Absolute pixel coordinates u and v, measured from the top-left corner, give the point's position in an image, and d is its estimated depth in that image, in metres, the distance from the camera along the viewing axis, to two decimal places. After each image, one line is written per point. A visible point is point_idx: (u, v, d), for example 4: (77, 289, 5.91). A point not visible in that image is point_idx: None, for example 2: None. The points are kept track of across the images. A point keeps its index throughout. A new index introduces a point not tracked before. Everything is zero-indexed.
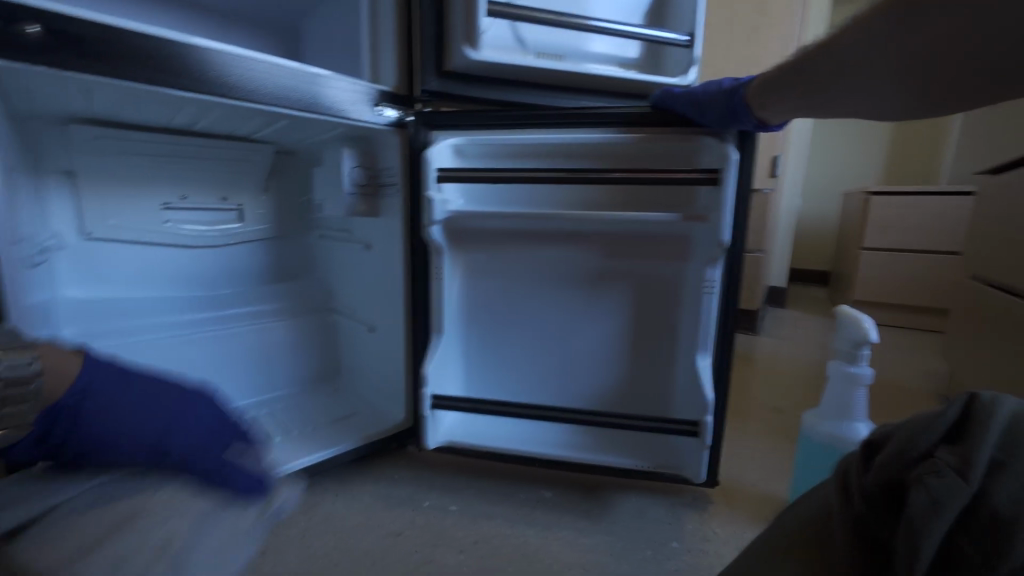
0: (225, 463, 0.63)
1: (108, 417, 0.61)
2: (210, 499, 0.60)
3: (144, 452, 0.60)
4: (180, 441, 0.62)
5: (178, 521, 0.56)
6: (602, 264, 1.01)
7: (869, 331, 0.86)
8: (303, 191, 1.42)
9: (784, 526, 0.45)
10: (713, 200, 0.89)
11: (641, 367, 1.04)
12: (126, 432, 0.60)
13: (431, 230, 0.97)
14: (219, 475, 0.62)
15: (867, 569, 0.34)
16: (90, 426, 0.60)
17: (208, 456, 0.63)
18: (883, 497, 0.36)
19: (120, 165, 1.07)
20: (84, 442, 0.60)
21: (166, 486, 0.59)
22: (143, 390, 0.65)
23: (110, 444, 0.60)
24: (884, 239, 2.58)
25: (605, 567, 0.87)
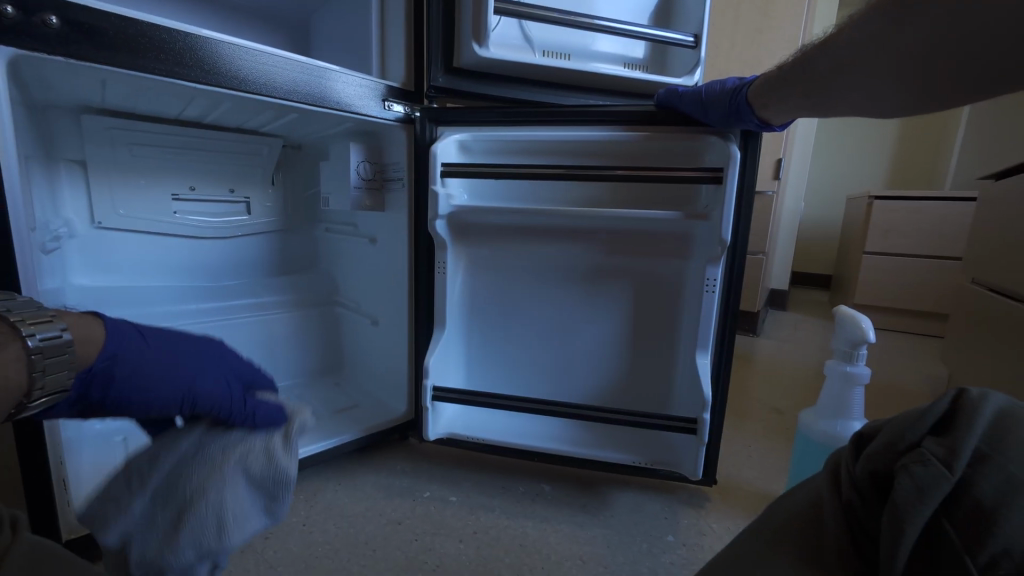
0: (254, 406, 0.63)
1: (134, 377, 0.59)
2: (244, 454, 0.60)
3: (186, 403, 0.60)
4: (216, 393, 0.61)
5: (227, 486, 0.58)
6: (604, 261, 1.02)
7: (867, 331, 0.86)
8: (310, 185, 1.44)
9: (773, 514, 0.43)
10: (715, 198, 0.90)
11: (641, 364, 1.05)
12: (158, 390, 0.59)
13: (436, 224, 0.99)
14: (249, 420, 0.62)
15: (854, 554, 0.35)
16: (122, 388, 0.58)
17: (233, 401, 0.62)
18: (871, 487, 0.38)
19: (130, 155, 1.09)
20: (120, 401, 0.58)
21: (197, 459, 0.59)
22: (168, 348, 0.63)
23: (142, 400, 0.59)
24: (888, 243, 2.58)
25: (602, 559, 0.88)
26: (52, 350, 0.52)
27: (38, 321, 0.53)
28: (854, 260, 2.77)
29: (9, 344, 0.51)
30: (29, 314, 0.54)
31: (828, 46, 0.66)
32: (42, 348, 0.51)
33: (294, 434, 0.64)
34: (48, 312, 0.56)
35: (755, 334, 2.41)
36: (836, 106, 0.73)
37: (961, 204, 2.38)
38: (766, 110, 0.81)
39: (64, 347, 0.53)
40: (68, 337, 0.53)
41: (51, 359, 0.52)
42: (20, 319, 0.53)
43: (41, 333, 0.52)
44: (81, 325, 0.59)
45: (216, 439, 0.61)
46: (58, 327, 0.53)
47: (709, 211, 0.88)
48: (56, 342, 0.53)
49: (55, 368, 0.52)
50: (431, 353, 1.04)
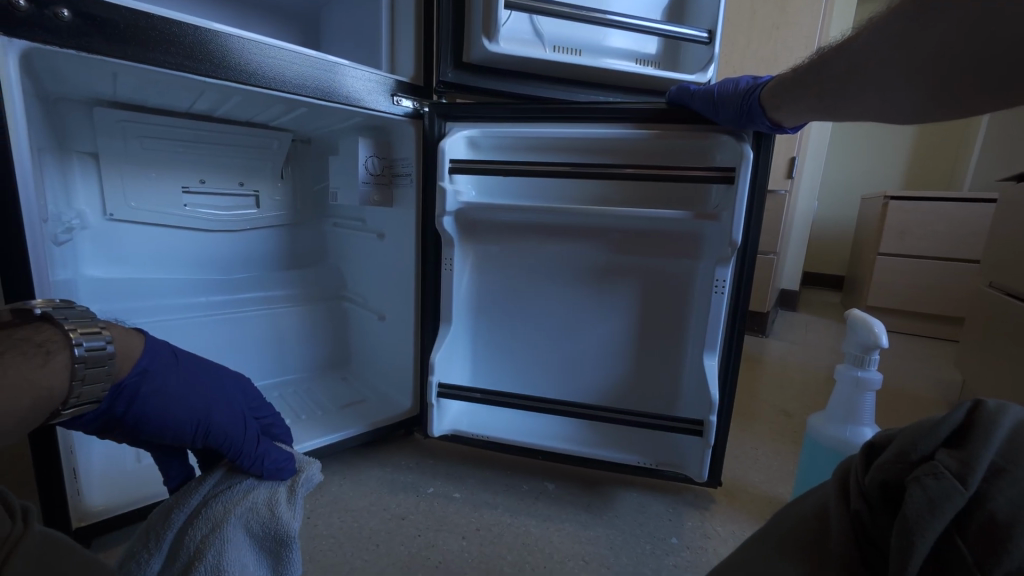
0: (264, 452, 0.65)
1: (160, 396, 0.58)
2: (254, 511, 0.61)
3: (201, 432, 0.60)
4: (233, 428, 0.62)
5: (230, 542, 0.59)
6: (612, 260, 1.01)
7: (880, 336, 0.85)
8: (319, 179, 1.44)
9: (781, 522, 0.43)
10: (726, 198, 0.88)
11: (647, 365, 1.04)
12: (180, 414, 0.59)
13: (443, 221, 0.98)
14: (258, 465, 0.64)
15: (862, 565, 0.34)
16: (145, 405, 0.57)
17: (247, 441, 0.63)
18: (881, 498, 0.37)
19: (142, 148, 1.10)
20: (139, 419, 0.57)
21: (202, 513, 0.60)
22: (195, 371, 0.64)
23: (161, 423, 0.58)
24: (903, 244, 2.53)
25: (604, 559, 0.88)
26: (93, 360, 0.52)
27: (87, 331, 0.54)
28: (867, 262, 2.73)
29: (57, 352, 0.52)
30: (81, 324, 0.55)
31: (845, 47, 0.64)
32: (84, 358, 0.52)
33: (299, 487, 0.66)
34: (99, 322, 0.57)
35: (764, 335, 2.39)
36: (849, 108, 0.71)
37: (979, 206, 2.33)
38: (779, 111, 0.79)
39: (104, 358, 0.53)
40: (110, 349, 0.54)
41: (90, 369, 0.52)
42: (72, 327, 0.54)
43: (87, 342, 0.53)
44: (127, 338, 0.60)
45: (221, 496, 0.61)
46: (104, 337, 0.54)
47: (719, 211, 0.87)
48: (99, 352, 0.53)
49: (93, 378, 0.52)
50: (437, 350, 1.05)
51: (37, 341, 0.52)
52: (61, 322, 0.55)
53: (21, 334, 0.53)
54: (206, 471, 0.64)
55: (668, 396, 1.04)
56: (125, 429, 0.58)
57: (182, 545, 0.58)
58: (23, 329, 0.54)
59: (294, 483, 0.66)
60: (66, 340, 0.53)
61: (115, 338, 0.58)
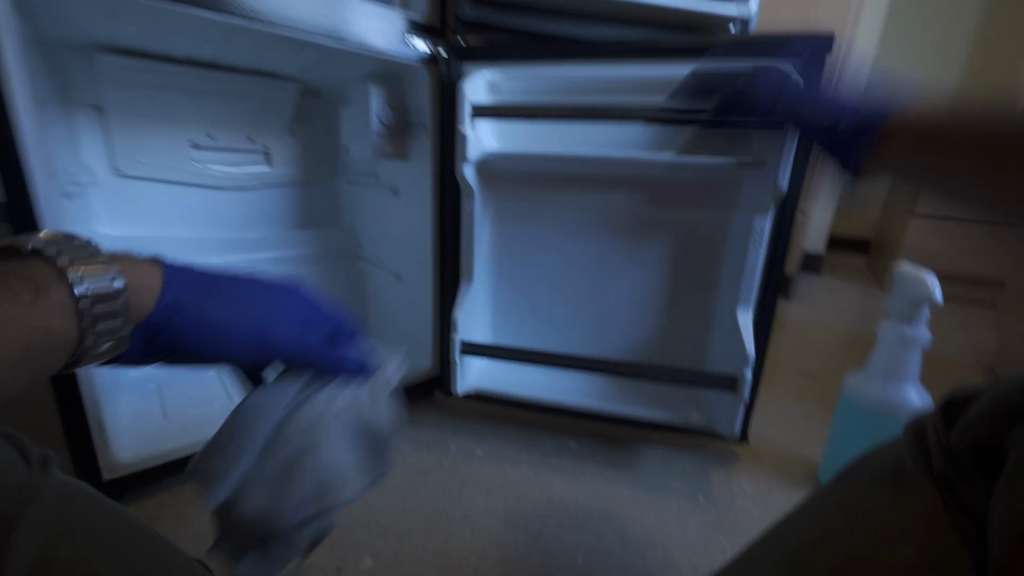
0: (336, 358, 0.64)
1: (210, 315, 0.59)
2: (343, 418, 0.62)
3: (262, 349, 0.61)
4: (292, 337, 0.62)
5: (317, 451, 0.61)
6: (646, 212, 0.96)
7: (932, 291, 0.79)
8: (329, 133, 1.37)
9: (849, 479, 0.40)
10: (770, 142, 0.82)
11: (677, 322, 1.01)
12: (235, 335, 0.59)
13: (464, 170, 0.93)
14: (331, 370, 0.64)
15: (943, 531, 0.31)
16: (186, 334, 0.58)
17: (312, 352, 0.63)
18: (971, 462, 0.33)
19: (147, 99, 1.05)
20: (187, 346, 0.59)
21: (289, 423, 0.60)
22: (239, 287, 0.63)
23: (213, 346, 0.59)
24: (939, 203, 2.40)
25: (629, 516, 0.87)
26: (103, 300, 0.51)
27: (86, 267, 0.51)
28: (898, 222, 2.61)
29: (52, 292, 0.49)
30: (75, 258, 0.52)
31: None
32: (92, 299, 0.50)
33: (382, 386, 0.67)
34: (91, 255, 0.53)
35: (788, 299, 2.32)
36: None
37: None
38: None
39: (113, 296, 0.52)
40: (117, 285, 0.52)
41: (101, 308, 0.51)
42: (70, 263, 0.51)
43: (89, 282, 0.51)
44: (135, 269, 0.57)
45: (308, 402, 0.61)
46: (110, 275, 0.52)
47: (761, 158, 0.83)
48: (105, 291, 0.51)
49: (106, 318, 0.51)
50: (458, 307, 1.03)
51: (28, 279, 0.49)
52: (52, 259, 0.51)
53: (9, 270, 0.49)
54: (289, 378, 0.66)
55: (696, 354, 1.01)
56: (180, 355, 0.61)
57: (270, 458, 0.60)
58: (11, 264, 0.50)
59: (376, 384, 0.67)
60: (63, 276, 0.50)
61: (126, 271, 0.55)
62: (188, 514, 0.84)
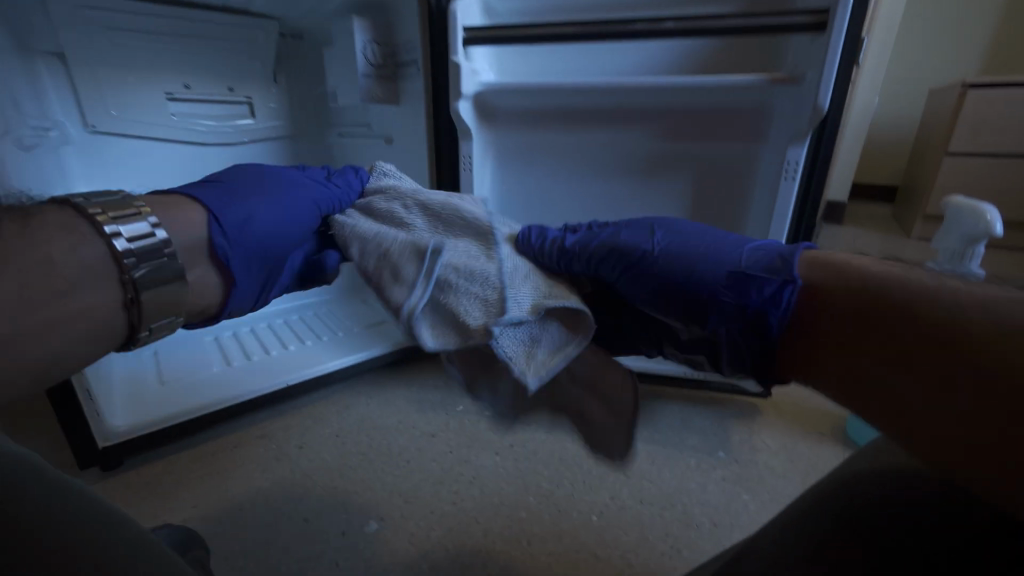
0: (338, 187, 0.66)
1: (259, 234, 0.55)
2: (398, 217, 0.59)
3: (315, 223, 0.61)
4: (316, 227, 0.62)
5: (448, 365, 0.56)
6: (665, 148, 0.89)
7: (990, 226, 0.76)
8: (316, 80, 1.26)
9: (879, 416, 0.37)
10: (809, 54, 0.74)
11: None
12: (276, 237, 0.56)
13: (459, 107, 0.88)
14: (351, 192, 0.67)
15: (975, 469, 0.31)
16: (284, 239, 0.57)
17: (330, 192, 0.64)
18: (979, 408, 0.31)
19: (112, 44, 0.95)
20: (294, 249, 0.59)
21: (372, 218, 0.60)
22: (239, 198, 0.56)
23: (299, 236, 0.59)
24: (978, 141, 2.22)
25: (646, 474, 0.83)
26: (146, 253, 0.44)
27: (117, 208, 0.44)
28: (930, 165, 2.43)
29: (86, 243, 0.42)
30: (100, 199, 0.44)
31: None
32: (134, 252, 0.43)
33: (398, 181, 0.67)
34: (123, 196, 0.46)
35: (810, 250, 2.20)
36: None
37: None
38: None
39: (158, 246, 0.44)
40: (160, 235, 0.45)
41: (143, 264, 0.43)
42: (98, 211, 0.43)
43: (125, 228, 0.43)
44: (176, 212, 0.50)
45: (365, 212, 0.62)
46: (145, 218, 0.45)
47: (801, 73, 0.74)
48: (148, 242, 0.44)
49: (152, 274, 0.44)
50: None
51: (51, 227, 0.41)
52: (79, 203, 0.43)
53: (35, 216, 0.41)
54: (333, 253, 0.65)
55: None
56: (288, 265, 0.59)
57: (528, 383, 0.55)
58: (40, 212, 0.42)
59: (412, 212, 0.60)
60: (93, 225, 0.42)
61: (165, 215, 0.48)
62: (193, 481, 0.81)
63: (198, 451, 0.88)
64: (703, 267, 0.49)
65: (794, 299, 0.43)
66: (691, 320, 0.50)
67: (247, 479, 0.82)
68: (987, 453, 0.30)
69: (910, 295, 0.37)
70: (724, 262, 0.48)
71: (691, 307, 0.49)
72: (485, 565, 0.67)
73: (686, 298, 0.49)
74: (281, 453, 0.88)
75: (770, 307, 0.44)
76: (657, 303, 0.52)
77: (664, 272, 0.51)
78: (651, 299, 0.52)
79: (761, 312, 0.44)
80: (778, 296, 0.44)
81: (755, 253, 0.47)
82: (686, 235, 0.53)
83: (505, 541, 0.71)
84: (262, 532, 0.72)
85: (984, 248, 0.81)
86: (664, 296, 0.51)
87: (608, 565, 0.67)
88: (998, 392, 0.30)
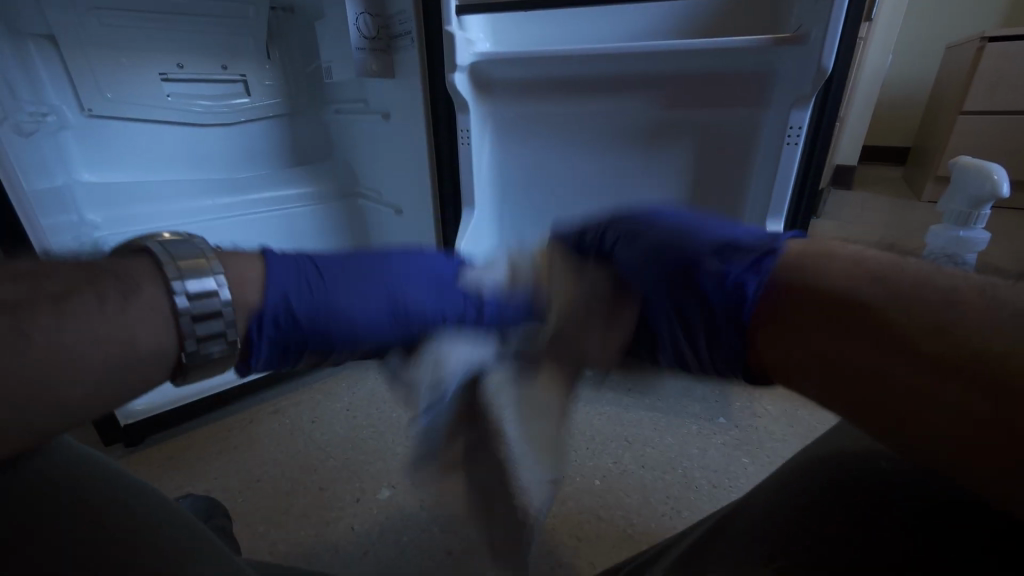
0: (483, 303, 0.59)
1: (327, 290, 0.52)
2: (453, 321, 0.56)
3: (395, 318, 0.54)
4: (423, 301, 0.55)
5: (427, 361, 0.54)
6: (665, 116, 0.90)
7: (996, 188, 0.79)
8: (308, 57, 1.21)
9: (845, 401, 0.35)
10: (813, 12, 0.71)
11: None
12: (316, 312, 0.51)
13: (455, 79, 0.86)
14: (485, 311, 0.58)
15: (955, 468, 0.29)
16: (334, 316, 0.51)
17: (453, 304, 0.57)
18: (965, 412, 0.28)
19: (102, 24, 0.93)
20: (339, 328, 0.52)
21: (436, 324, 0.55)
22: (337, 261, 0.55)
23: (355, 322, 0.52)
24: (993, 98, 2.13)
25: (648, 440, 0.86)
26: (206, 315, 0.39)
27: (191, 262, 0.40)
28: (943, 125, 2.36)
29: (148, 303, 0.37)
30: (178, 248, 0.41)
31: None
32: (193, 314, 0.39)
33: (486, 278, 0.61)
34: (204, 245, 0.42)
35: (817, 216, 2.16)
36: None
37: None
38: None
39: (219, 307, 0.40)
40: (224, 295, 0.41)
41: (199, 327, 0.40)
42: (167, 261, 0.39)
43: (192, 285, 0.39)
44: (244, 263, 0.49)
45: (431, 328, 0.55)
46: (213, 272, 0.40)
47: (803, 31, 0.72)
48: (209, 304, 0.40)
49: (204, 338, 0.40)
50: (462, 236, 1.00)
51: (121, 278, 0.38)
52: (158, 252, 0.40)
53: (116, 265, 0.39)
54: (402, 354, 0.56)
55: None
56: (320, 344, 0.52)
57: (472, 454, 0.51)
58: (117, 264, 0.39)
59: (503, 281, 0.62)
60: (163, 281, 0.39)
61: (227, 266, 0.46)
62: (212, 456, 0.85)
63: (215, 427, 0.92)
64: (690, 237, 0.49)
65: (769, 272, 0.41)
66: (677, 279, 0.47)
67: (262, 453, 0.85)
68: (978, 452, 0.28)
69: (892, 298, 0.32)
70: (705, 236, 0.48)
71: (681, 264, 0.47)
72: None
73: (681, 259, 0.48)
74: (295, 426, 0.91)
75: (744, 287, 0.41)
76: (649, 264, 0.50)
77: (663, 239, 0.51)
78: (643, 262, 0.51)
79: (738, 298, 0.42)
80: (761, 269, 0.41)
81: (754, 240, 0.45)
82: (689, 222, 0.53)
83: None
84: (279, 501, 0.75)
85: (990, 210, 0.84)
86: (657, 256, 0.50)
87: (610, 526, 0.70)
88: (994, 393, 0.27)
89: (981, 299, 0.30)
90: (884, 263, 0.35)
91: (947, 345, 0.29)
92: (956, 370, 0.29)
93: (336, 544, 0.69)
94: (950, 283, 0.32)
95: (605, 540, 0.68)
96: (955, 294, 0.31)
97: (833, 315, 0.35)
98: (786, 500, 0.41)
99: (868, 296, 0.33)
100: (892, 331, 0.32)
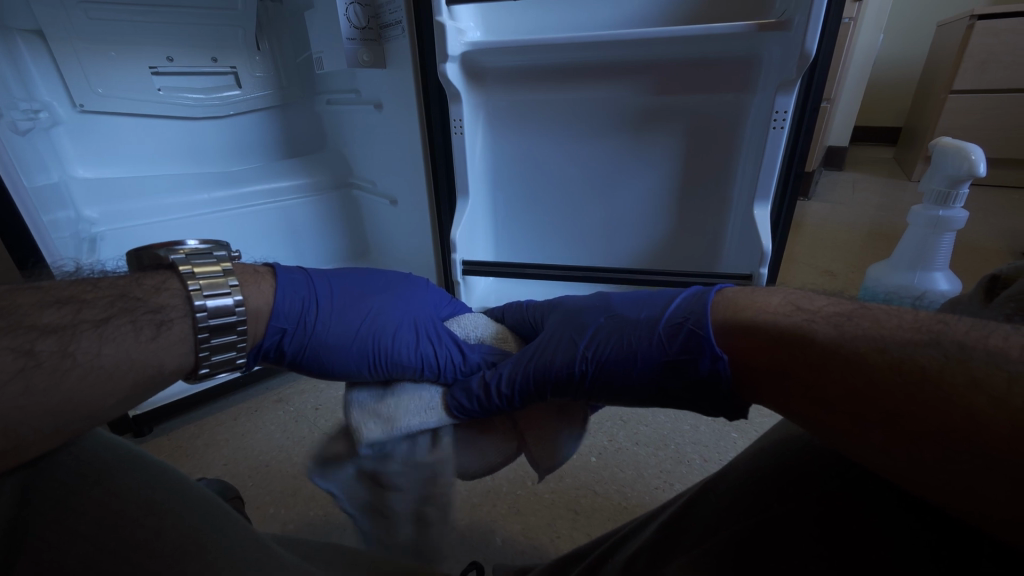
0: (460, 345, 0.55)
1: (316, 326, 0.50)
2: (413, 374, 0.52)
3: (377, 368, 0.51)
4: (405, 353, 0.51)
5: (407, 399, 0.50)
6: (656, 102, 0.92)
7: (975, 167, 0.84)
8: (299, 46, 1.21)
9: (792, 397, 0.35)
10: None
11: (692, 214, 1.02)
12: (311, 347, 0.50)
13: (447, 69, 0.87)
14: (466, 352, 0.55)
15: (890, 469, 0.30)
16: (322, 354, 0.50)
17: (439, 345, 0.54)
18: (943, 441, 0.27)
19: (88, 20, 0.92)
20: (322, 366, 0.51)
21: (402, 394, 0.50)
22: (338, 285, 0.54)
23: (339, 368, 0.51)
24: (980, 76, 2.15)
25: (643, 419, 0.89)
26: (221, 328, 0.43)
27: (210, 279, 0.43)
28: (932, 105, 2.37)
29: (175, 321, 0.42)
30: (199, 264, 0.44)
31: None
32: (211, 326, 0.42)
33: (482, 333, 0.58)
34: (222, 260, 0.46)
35: (808, 199, 2.18)
36: None
37: None
38: None
39: (233, 324, 0.44)
40: (241, 313, 0.44)
41: (217, 339, 0.43)
42: (193, 284, 0.43)
43: (211, 301, 0.42)
44: (256, 283, 0.49)
45: (401, 392, 0.50)
46: (232, 295, 0.44)
47: (789, 17, 0.72)
48: (225, 320, 0.43)
49: (221, 348, 0.44)
50: (458, 225, 1.02)
51: (145, 299, 0.41)
52: (181, 268, 0.44)
53: (146, 282, 0.43)
54: (391, 383, 0.51)
55: (711, 248, 1.03)
56: (310, 371, 0.52)
57: (391, 511, 0.50)
58: (147, 282, 0.43)
59: (491, 337, 0.59)
60: (187, 300, 0.42)
61: (241, 284, 0.47)
62: (219, 444, 0.87)
63: (221, 416, 0.94)
64: (637, 306, 0.50)
65: (714, 324, 0.42)
66: (604, 362, 0.47)
67: (269, 440, 0.87)
68: (907, 456, 0.29)
69: (842, 340, 0.33)
70: (669, 322, 0.46)
71: (626, 340, 0.47)
72: (493, 504, 0.73)
73: (622, 349, 0.47)
74: (300, 415, 0.93)
75: (699, 339, 0.42)
76: (575, 346, 0.49)
77: (609, 315, 0.50)
78: (577, 383, 0.49)
79: (696, 348, 0.42)
80: (705, 322, 0.42)
81: (687, 299, 0.47)
82: (635, 327, 0.48)
83: (510, 484, 0.77)
84: (288, 484, 0.78)
85: (967, 188, 0.88)
86: (589, 339, 0.49)
87: (606, 499, 0.74)
88: (949, 423, 0.27)
89: (927, 335, 0.31)
90: (836, 308, 0.36)
91: (904, 378, 0.30)
92: (917, 406, 0.29)
93: (344, 525, 0.72)
94: (907, 315, 0.33)
95: (602, 513, 0.72)
96: (901, 335, 0.31)
97: (787, 351, 0.36)
98: (768, 468, 0.40)
99: (823, 338, 0.34)
100: (852, 370, 0.32)
